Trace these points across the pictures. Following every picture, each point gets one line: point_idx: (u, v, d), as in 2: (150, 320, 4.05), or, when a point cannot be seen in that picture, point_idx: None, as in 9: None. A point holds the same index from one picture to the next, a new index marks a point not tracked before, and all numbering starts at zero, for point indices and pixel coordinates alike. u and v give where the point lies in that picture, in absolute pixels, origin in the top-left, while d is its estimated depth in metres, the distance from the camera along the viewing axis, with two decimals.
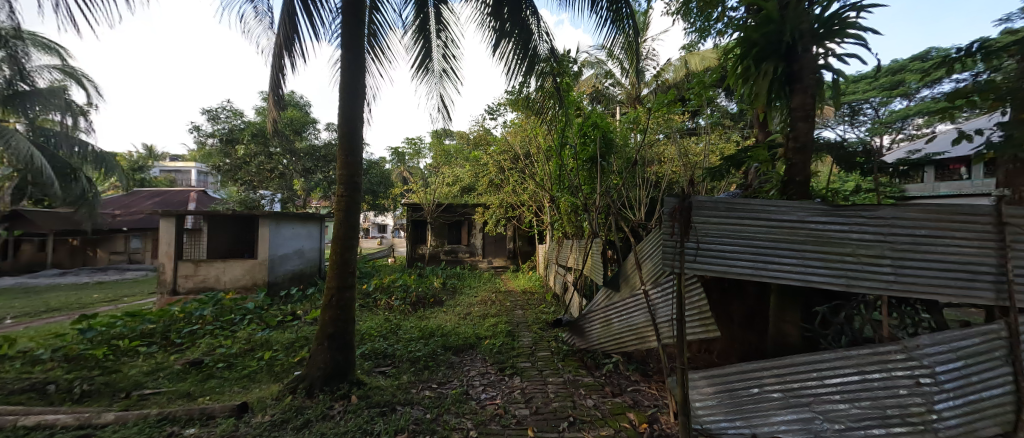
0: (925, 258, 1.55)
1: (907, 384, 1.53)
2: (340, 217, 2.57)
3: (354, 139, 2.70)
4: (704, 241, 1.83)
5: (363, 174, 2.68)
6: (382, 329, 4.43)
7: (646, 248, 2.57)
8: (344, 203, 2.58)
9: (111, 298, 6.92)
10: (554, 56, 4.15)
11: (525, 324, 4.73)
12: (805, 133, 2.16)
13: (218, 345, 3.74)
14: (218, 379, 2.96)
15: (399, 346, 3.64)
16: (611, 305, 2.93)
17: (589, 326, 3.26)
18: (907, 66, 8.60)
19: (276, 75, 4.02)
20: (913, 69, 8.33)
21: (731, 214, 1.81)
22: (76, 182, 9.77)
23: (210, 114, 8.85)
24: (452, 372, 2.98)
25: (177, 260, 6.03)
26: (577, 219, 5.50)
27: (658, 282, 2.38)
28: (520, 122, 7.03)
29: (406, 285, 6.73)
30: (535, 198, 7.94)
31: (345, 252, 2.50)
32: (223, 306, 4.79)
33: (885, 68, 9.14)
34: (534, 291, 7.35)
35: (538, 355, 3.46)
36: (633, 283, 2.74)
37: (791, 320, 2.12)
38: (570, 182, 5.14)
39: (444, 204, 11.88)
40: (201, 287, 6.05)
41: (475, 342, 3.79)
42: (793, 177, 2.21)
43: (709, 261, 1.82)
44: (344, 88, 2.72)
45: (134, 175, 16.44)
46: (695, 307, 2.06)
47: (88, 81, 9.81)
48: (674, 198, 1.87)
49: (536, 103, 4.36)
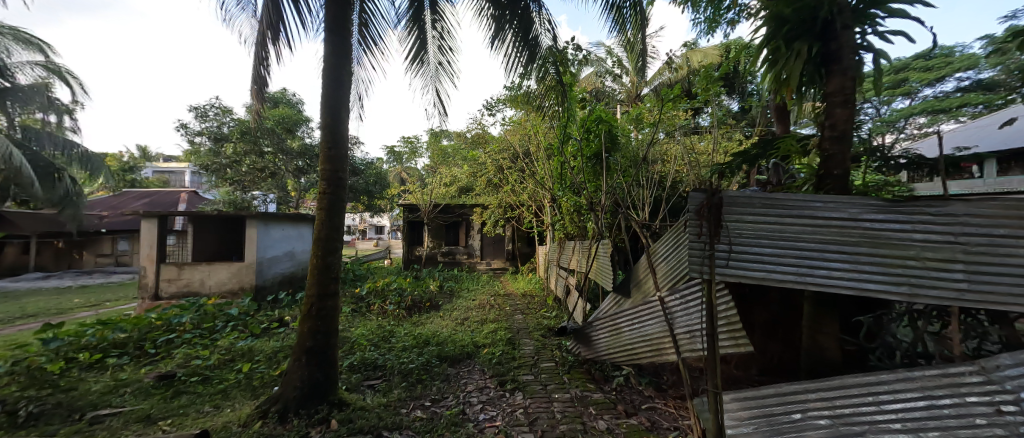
0: (1010, 262, 1.23)
1: (984, 412, 1.20)
2: (322, 216, 2.30)
3: (340, 129, 2.44)
4: (737, 243, 1.58)
5: (348, 169, 2.42)
6: (373, 337, 4.15)
7: (663, 250, 2.34)
8: (326, 203, 2.32)
9: (92, 303, 6.63)
10: (557, 48, 3.91)
11: (526, 331, 4.46)
12: (844, 120, 1.91)
13: (194, 355, 3.47)
14: (189, 396, 2.71)
15: (391, 356, 3.38)
16: (620, 311, 2.69)
17: (596, 334, 2.99)
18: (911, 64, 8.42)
19: (258, 68, 3.73)
20: (918, 67, 8.14)
21: (770, 211, 1.56)
22: (60, 182, 9.43)
23: (198, 111, 8.57)
24: (447, 387, 2.72)
25: (160, 263, 5.74)
26: (580, 220, 5.21)
27: (676, 289, 2.13)
28: (519, 119, 6.78)
29: (401, 289, 6.45)
30: (536, 198, 7.68)
31: (327, 255, 2.25)
32: (206, 312, 4.52)
33: (888, 66, 8.96)
34: (534, 295, 7.10)
35: (541, 366, 3.20)
36: (647, 288, 2.50)
37: (828, 331, 1.89)
38: (573, 180, 4.89)
39: (441, 205, 11.59)
40: (185, 292, 5.76)
41: (473, 352, 3.53)
42: (828, 171, 1.96)
43: (744, 265, 1.57)
44: (327, 74, 2.46)
45: (124, 176, 16.10)
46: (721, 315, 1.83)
47: (73, 79, 9.51)
48: (701, 193, 1.63)
49: (537, 99, 4.14)
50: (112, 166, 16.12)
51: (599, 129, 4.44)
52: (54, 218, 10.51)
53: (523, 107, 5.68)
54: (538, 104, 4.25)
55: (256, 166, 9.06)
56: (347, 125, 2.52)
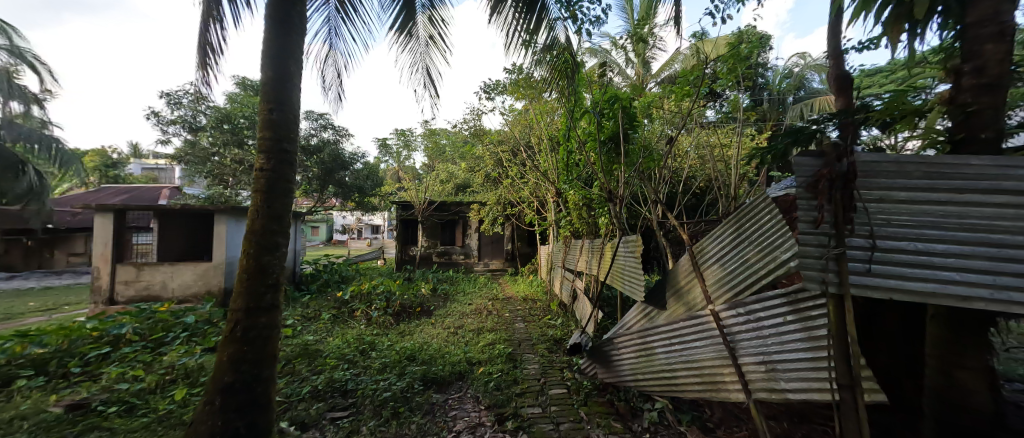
0: None
1: None
2: (257, 201, 1.70)
3: (288, 86, 1.83)
4: (882, 237, 0.99)
5: (297, 139, 1.82)
6: (350, 351, 3.51)
7: (721, 250, 1.80)
8: (264, 182, 1.71)
9: (47, 308, 6.02)
10: (567, 9, 3.23)
11: (529, 344, 3.84)
12: (999, 60, 1.29)
13: (122, 378, 2.84)
14: (97, 433, 2.10)
15: (366, 377, 2.78)
16: (653, 327, 2.11)
17: (618, 354, 2.41)
18: None
19: (206, 28, 3.05)
20: None
21: (938, 182, 0.95)
22: (23, 175, 8.67)
23: (171, 98, 7.87)
24: (430, 424, 2.14)
25: (116, 263, 5.12)
26: (590, 215, 4.59)
27: (746, 306, 1.57)
28: (522, 108, 6.12)
29: (389, 292, 5.83)
30: (537, 193, 7.09)
31: (263, 255, 1.65)
32: (158, 320, 3.92)
33: None
34: (537, 299, 6.51)
35: (550, 394, 2.59)
36: (693, 299, 1.92)
37: (978, 368, 1.28)
38: (582, 170, 4.27)
39: (437, 202, 10.98)
40: (144, 296, 5.15)
41: (466, 372, 2.94)
42: (968, 135, 1.34)
43: (897, 273, 0.97)
44: (271, 9, 1.82)
45: (106, 171, 15.37)
46: (816, 341, 1.29)
47: (40, 65, 8.91)
48: (815, 157, 1.06)
49: (542, 77, 3.55)
50: (91, 162, 15.35)
51: (615, 109, 3.59)
52: (21, 215, 9.84)
53: (526, 91, 5.04)
54: (543, 83, 3.65)
55: (235, 158, 8.41)
56: (300, 84, 1.91)
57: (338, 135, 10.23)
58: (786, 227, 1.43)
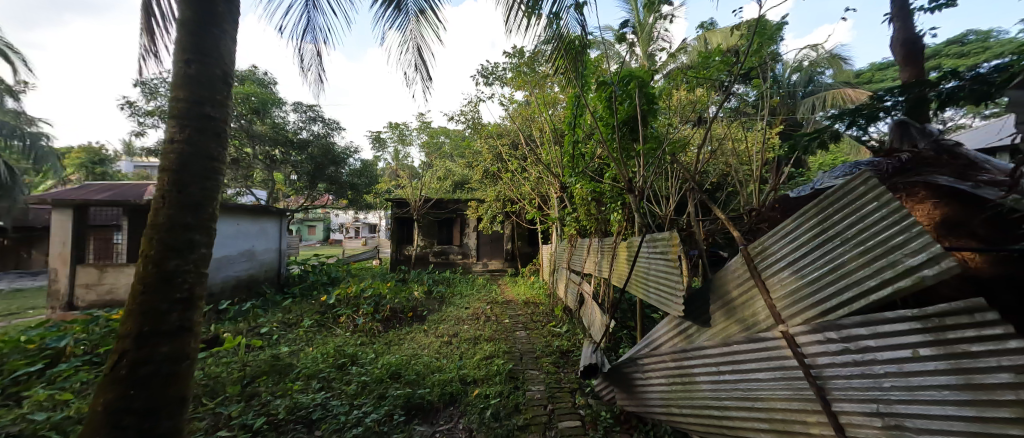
0: None
1: None
2: (164, 183, 1.23)
3: (216, 32, 1.37)
4: None
5: (225, 102, 1.36)
6: (326, 366, 3.03)
7: (789, 251, 1.37)
8: (175, 157, 1.25)
9: (7, 313, 5.53)
10: None
11: (532, 357, 3.38)
12: None
13: (44, 406, 2.35)
14: None
15: (337, 403, 2.32)
16: (694, 349, 1.67)
17: (645, 379, 1.98)
18: (943, 50, 7.51)
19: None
20: (952, 52, 7.28)
21: None
22: None
23: (147, 87, 7.34)
24: None
25: (75, 265, 4.77)
26: (599, 212, 4.13)
27: (845, 331, 1.12)
28: (523, 99, 5.63)
29: (379, 296, 5.36)
30: (539, 189, 6.63)
31: (171, 258, 1.20)
32: (112, 329, 3.45)
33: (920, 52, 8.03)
34: (539, 303, 6.06)
35: (561, 428, 2.13)
36: (751, 317, 1.48)
37: None
38: (591, 161, 3.80)
39: (433, 199, 10.54)
40: (107, 300, 4.73)
41: (459, 395, 2.49)
42: None
43: None
44: None
45: (94, 169, 14.88)
46: (982, 394, 0.84)
47: (13, 54, 8.44)
48: None
49: (546, 54, 3.04)
50: (79, 159, 14.90)
51: (630, 89, 3.05)
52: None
53: (528, 77, 4.57)
54: (547, 62, 3.16)
55: None
56: (233, 32, 1.44)
57: (329, 128, 9.75)
58: (908, 221, 1.00)
